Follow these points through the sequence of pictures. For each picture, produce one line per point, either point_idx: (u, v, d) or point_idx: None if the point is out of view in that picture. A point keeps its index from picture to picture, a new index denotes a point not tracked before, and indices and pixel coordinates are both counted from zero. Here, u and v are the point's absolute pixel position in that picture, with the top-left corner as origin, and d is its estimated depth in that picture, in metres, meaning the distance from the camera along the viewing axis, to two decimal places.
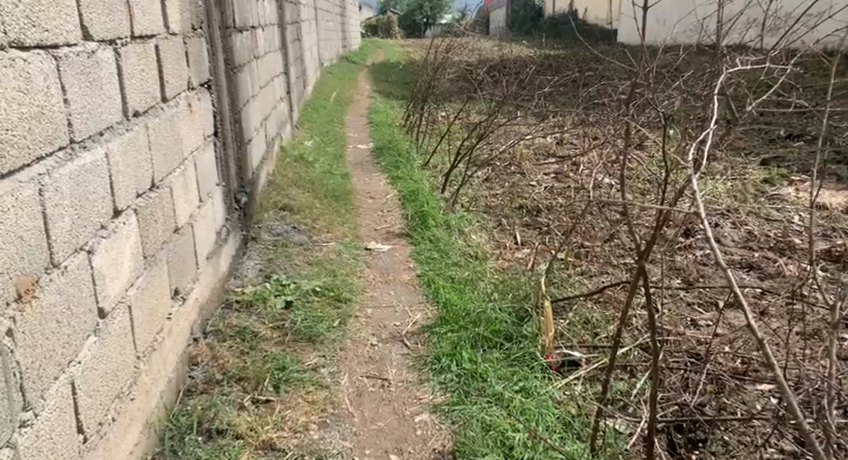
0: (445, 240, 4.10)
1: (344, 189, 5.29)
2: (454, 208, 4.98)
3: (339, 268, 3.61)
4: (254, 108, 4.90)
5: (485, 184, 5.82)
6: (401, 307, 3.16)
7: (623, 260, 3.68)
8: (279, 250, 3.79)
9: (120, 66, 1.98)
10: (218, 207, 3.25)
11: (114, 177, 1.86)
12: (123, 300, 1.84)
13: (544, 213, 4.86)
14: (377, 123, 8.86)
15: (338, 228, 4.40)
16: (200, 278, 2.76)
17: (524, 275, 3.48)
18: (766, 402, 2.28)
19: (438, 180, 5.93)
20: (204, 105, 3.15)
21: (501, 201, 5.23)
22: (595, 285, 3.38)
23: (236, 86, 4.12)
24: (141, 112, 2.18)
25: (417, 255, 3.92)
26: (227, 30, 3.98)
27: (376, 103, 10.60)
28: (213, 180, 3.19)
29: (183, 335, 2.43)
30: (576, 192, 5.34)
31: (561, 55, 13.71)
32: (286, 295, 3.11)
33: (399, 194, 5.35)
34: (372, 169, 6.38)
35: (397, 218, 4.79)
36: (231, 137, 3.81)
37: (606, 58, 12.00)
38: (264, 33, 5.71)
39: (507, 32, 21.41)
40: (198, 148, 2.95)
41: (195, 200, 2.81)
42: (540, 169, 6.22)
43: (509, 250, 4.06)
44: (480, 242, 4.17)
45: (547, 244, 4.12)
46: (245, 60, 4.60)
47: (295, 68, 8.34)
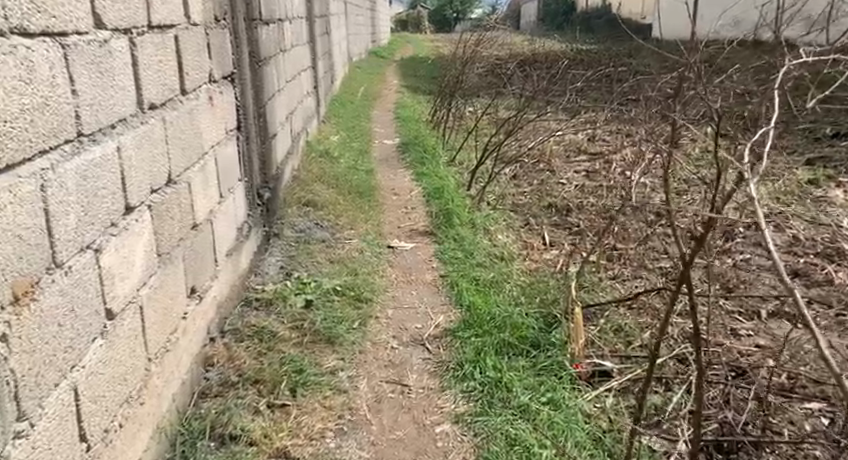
0: (471, 239, 4.01)
1: (368, 186, 5.20)
2: (481, 206, 4.88)
3: (361, 267, 3.54)
4: (280, 102, 4.83)
5: (513, 182, 5.71)
6: (424, 309, 3.08)
7: (656, 264, 3.56)
8: (302, 247, 3.72)
9: (135, 56, 1.92)
10: (240, 203, 3.18)
11: (127, 173, 1.79)
12: (134, 300, 1.77)
13: (574, 212, 4.75)
14: (404, 118, 8.77)
15: (362, 225, 4.32)
16: (219, 276, 2.69)
17: (552, 278, 3.38)
18: (816, 423, 2.15)
19: (465, 176, 5.84)
20: (227, 98, 3.09)
21: (530, 199, 5.12)
22: (626, 290, 3.27)
23: (261, 79, 4.04)
24: (158, 105, 2.12)
25: (442, 254, 3.83)
26: (253, 23, 3.92)
27: (404, 98, 10.51)
28: (234, 175, 3.11)
29: (200, 336, 2.36)
30: (607, 191, 5.22)
31: (595, 49, 13.50)
32: (306, 293, 3.04)
33: (425, 190, 5.26)
34: (398, 165, 6.30)
35: (422, 215, 4.71)
36: (254, 131, 3.73)
37: (640, 55, 11.81)
38: (291, 26, 5.64)
39: (539, 27, 21.21)
40: (220, 143, 2.88)
41: (215, 196, 2.74)
42: (570, 167, 6.10)
43: (537, 251, 3.95)
44: (507, 242, 4.07)
45: (577, 245, 4.01)
46: (271, 53, 4.54)
47: (323, 62, 8.29)
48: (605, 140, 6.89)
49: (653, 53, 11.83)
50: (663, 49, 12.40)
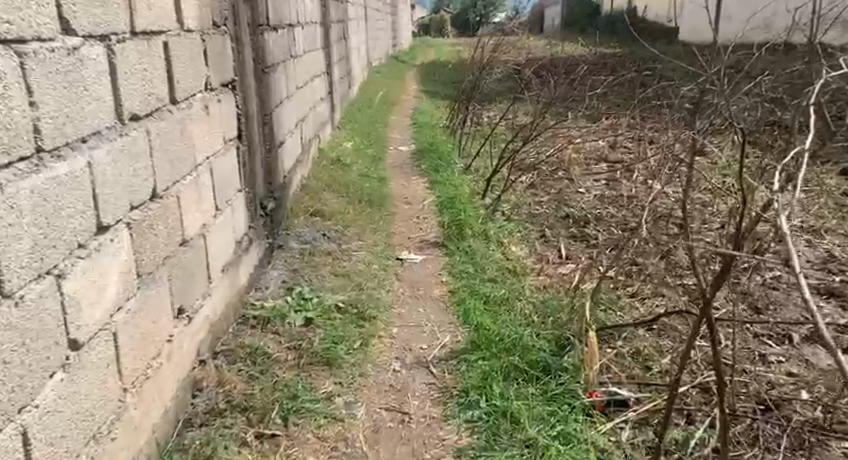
0: (484, 252, 3.85)
1: (379, 195, 5.07)
2: (496, 216, 4.72)
3: (366, 282, 3.40)
4: (289, 108, 4.71)
5: (530, 190, 5.56)
6: (431, 327, 2.94)
7: (677, 281, 3.38)
8: (306, 260, 3.59)
9: (114, 65, 1.79)
10: (239, 215, 3.06)
11: (100, 189, 1.66)
12: (108, 326, 1.64)
13: (592, 223, 4.57)
14: (421, 124, 8.64)
15: (371, 236, 4.19)
16: (213, 294, 2.56)
17: (567, 296, 3.22)
18: None
19: (480, 185, 5.68)
20: (226, 107, 2.97)
21: (546, 209, 4.96)
22: (645, 308, 3.10)
23: (267, 86, 3.93)
24: (141, 116, 1.99)
25: (451, 267, 3.69)
26: (259, 29, 3.80)
27: (422, 104, 10.37)
28: (234, 186, 2.99)
29: (188, 359, 2.23)
30: (628, 201, 5.05)
31: (618, 53, 13.29)
32: (307, 311, 2.91)
33: (438, 199, 5.12)
34: (412, 173, 6.16)
35: (434, 226, 4.57)
36: (259, 140, 3.61)
37: (663, 59, 11.59)
38: (303, 31, 5.52)
39: (561, 31, 21.01)
40: (216, 154, 2.76)
41: (209, 209, 2.61)
42: (589, 175, 5.93)
43: (552, 265, 3.79)
44: (521, 255, 3.91)
45: (594, 260, 3.84)
46: (279, 59, 4.42)
47: (339, 66, 8.18)
48: (626, 147, 6.71)
49: (677, 59, 11.61)
50: (688, 53, 12.18)
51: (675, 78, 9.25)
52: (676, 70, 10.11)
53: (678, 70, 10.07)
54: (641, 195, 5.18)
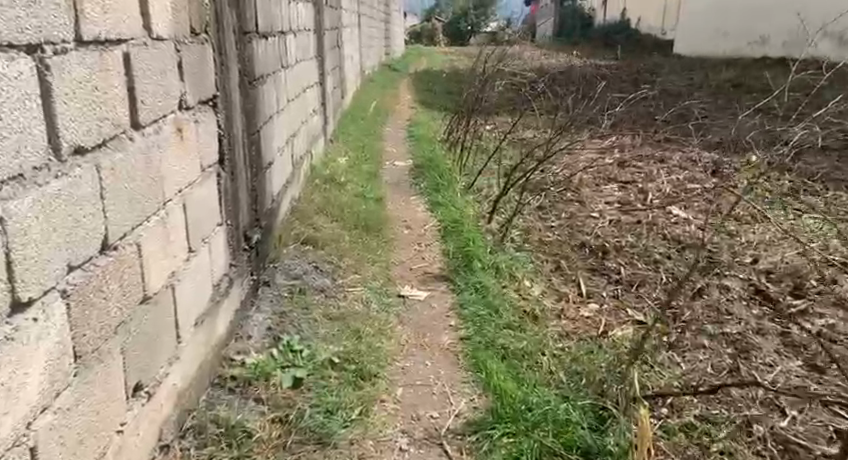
0: (495, 289, 3.42)
1: (377, 218, 4.66)
2: (505, 244, 4.30)
3: (365, 325, 2.99)
4: (279, 124, 4.28)
5: (539, 212, 5.15)
6: (442, 388, 2.53)
7: (719, 328, 2.99)
8: (296, 300, 3.18)
9: (48, 84, 1.37)
10: (219, 254, 2.64)
11: (18, 253, 1.24)
12: (21, 439, 1.24)
13: (611, 253, 4.16)
14: (418, 137, 8.23)
15: (368, 267, 3.78)
16: (183, 357, 2.15)
17: (597, 349, 2.79)
18: None
19: (485, 207, 5.28)
20: (205, 128, 2.55)
21: (559, 236, 4.55)
22: (687, 362, 2.69)
23: (254, 100, 3.50)
24: (88, 147, 1.55)
25: (460, 309, 3.27)
26: (246, 36, 3.38)
27: (417, 114, 9.96)
28: (212, 220, 2.57)
29: (148, 447, 1.82)
30: (647, 229, 4.64)
31: (619, 65, 12.95)
32: (296, 369, 2.51)
33: (441, 224, 4.72)
34: (410, 192, 5.76)
35: (436, 255, 4.16)
36: (244, 162, 3.19)
37: (663, 73, 11.26)
38: (296, 38, 5.09)
39: (556, 42, 20.69)
40: (192, 185, 2.34)
41: (182, 253, 2.20)
42: (601, 196, 5.52)
43: (573, 305, 3.38)
44: (537, 293, 3.50)
45: (619, 301, 3.42)
46: (269, 70, 4.00)
47: (332, 75, 7.74)
48: (637, 165, 6.31)
49: (677, 73, 11.29)
50: (686, 68, 11.86)
51: (679, 95, 8.90)
52: (677, 86, 9.77)
53: (678, 86, 9.75)
54: (660, 222, 4.78)
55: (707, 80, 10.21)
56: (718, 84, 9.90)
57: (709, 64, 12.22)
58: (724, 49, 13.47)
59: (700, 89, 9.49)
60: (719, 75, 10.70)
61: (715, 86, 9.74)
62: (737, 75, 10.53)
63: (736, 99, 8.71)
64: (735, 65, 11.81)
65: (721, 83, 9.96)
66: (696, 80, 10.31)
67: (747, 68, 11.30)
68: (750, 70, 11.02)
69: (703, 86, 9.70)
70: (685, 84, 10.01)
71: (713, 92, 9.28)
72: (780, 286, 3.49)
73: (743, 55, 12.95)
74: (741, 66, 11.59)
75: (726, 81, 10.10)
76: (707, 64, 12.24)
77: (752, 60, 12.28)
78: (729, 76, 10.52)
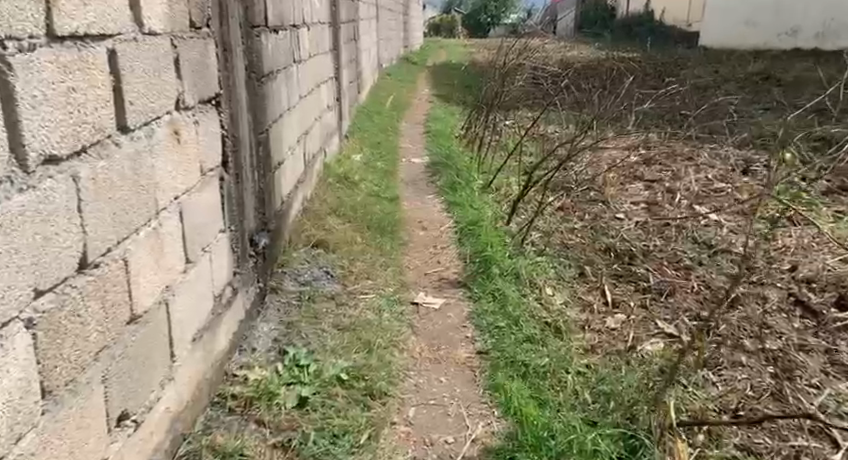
0: (514, 297, 3.25)
1: (392, 220, 4.49)
2: (525, 247, 4.13)
3: (377, 337, 2.83)
4: (290, 121, 4.12)
5: (560, 213, 4.96)
6: (457, 408, 2.38)
7: (757, 343, 2.84)
8: (305, 308, 3.01)
9: (6, 86, 1.22)
10: (222, 263, 2.48)
11: None
12: None
13: (638, 259, 3.97)
14: (436, 133, 8.05)
15: (381, 272, 3.62)
16: (177, 376, 1.99)
17: (625, 367, 2.65)
18: None
19: (505, 207, 5.10)
20: (206, 129, 2.39)
21: (582, 239, 4.37)
22: (724, 383, 2.55)
23: (262, 96, 3.33)
24: (63, 156, 1.39)
25: (477, 319, 3.11)
26: (255, 30, 3.22)
27: (436, 109, 9.78)
28: (214, 226, 2.41)
29: None
30: (676, 232, 4.44)
31: (644, 57, 12.68)
32: (301, 387, 2.36)
33: (459, 225, 4.55)
34: (427, 191, 5.59)
35: (452, 260, 3.99)
36: (250, 162, 3.02)
37: (689, 66, 10.98)
38: (310, 32, 4.93)
39: (578, 34, 20.40)
40: (190, 192, 2.17)
41: (178, 265, 2.04)
42: (625, 196, 5.32)
43: (598, 316, 3.22)
44: (559, 302, 3.33)
45: (650, 312, 3.28)
46: (280, 66, 3.83)
47: (348, 70, 7.58)
48: (662, 163, 6.10)
49: (703, 66, 11.02)
50: (713, 61, 11.58)
51: (705, 90, 8.66)
52: (703, 80, 9.51)
53: (703, 80, 9.49)
54: (689, 224, 4.58)
55: (734, 74, 9.94)
56: (746, 77, 9.64)
57: (735, 57, 11.92)
58: (752, 41, 13.16)
59: (727, 83, 9.23)
60: (747, 68, 10.42)
61: (742, 80, 9.47)
62: (765, 69, 10.24)
63: (765, 93, 8.45)
64: (763, 58, 11.51)
65: (748, 77, 9.69)
66: (722, 74, 10.04)
67: (776, 61, 11.00)
68: (779, 63, 10.72)
69: (730, 80, 9.44)
70: (710, 78, 9.75)
71: (741, 86, 9.01)
72: (823, 296, 3.31)
73: (771, 48, 12.62)
74: (770, 59, 11.29)
75: (754, 75, 9.83)
76: (734, 56, 11.94)
77: (781, 52, 11.96)
78: (757, 69, 10.24)
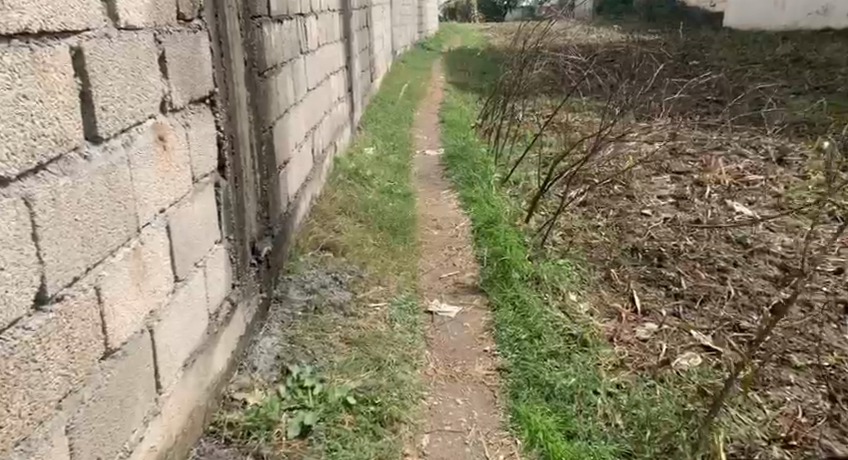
0: (537, 306, 3.04)
1: (405, 218, 4.29)
2: (546, 248, 3.92)
3: (389, 352, 2.63)
4: (297, 116, 3.91)
5: (583, 209, 4.74)
6: (476, 437, 2.22)
7: (802, 358, 2.71)
8: (311, 319, 2.82)
9: None
10: (220, 277, 2.29)
11: None
12: None
13: (668, 261, 3.76)
14: (452, 122, 7.82)
15: (394, 276, 3.42)
16: (167, 407, 1.80)
17: (656, 389, 2.49)
18: None
19: (525, 204, 4.88)
20: (198, 132, 2.18)
21: (605, 237, 4.15)
22: (771, 405, 2.43)
23: (265, 91, 3.12)
24: (12, 177, 1.21)
25: (497, 330, 2.91)
26: (256, 21, 3.00)
27: (451, 97, 9.54)
28: (209, 238, 2.20)
29: None
30: (706, 230, 4.21)
31: (666, 40, 12.35)
32: (306, 412, 2.18)
33: (476, 222, 4.34)
34: (441, 186, 5.38)
35: (470, 262, 3.78)
36: (252, 163, 2.81)
37: (713, 50, 10.67)
38: (318, 21, 4.70)
39: (596, 17, 20.02)
40: (178, 203, 1.96)
41: (168, 285, 1.83)
42: (651, 189, 5.09)
43: (626, 327, 3.02)
44: (584, 311, 3.13)
45: (684, 322, 3.09)
46: (285, 58, 3.62)
47: (360, 59, 7.35)
48: (689, 154, 5.85)
49: (728, 49, 10.70)
50: (738, 43, 11.25)
51: (732, 74, 8.35)
52: (729, 63, 9.19)
53: (729, 63, 9.17)
54: (721, 222, 4.34)
55: (761, 56, 9.62)
56: (773, 60, 9.32)
57: (763, 38, 11.57)
58: (778, 22, 12.81)
59: (754, 66, 8.91)
60: (775, 50, 10.08)
61: (769, 62, 9.16)
62: (795, 50, 9.90)
63: (795, 77, 8.13)
64: (792, 38, 11.15)
65: (777, 59, 9.36)
66: (748, 56, 9.73)
67: (806, 42, 10.65)
68: (809, 44, 10.38)
69: (756, 63, 9.14)
70: (736, 60, 9.43)
71: (769, 69, 8.70)
72: None
73: (801, 26, 12.24)
74: (800, 40, 10.93)
75: (782, 57, 9.50)
76: (759, 38, 11.60)
77: (809, 33, 11.60)
78: (785, 51, 9.90)
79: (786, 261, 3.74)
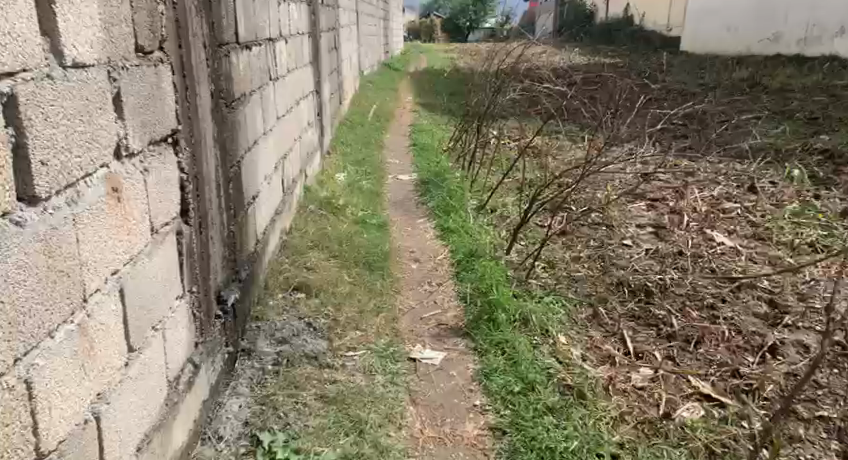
0: (528, 352, 2.83)
1: (380, 251, 4.07)
2: (530, 283, 3.71)
3: (371, 413, 2.41)
4: (266, 146, 3.67)
5: (564, 239, 4.55)
6: None
7: (811, 408, 2.54)
8: (282, 375, 2.58)
9: None
10: (181, 337, 2.05)
11: None
12: None
13: (656, 297, 3.50)
14: (422, 145, 7.63)
15: (371, 318, 3.19)
16: None
17: (665, 451, 2.32)
18: None
19: (503, 233, 4.69)
20: (158, 175, 1.95)
21: (590, 269, 3.96)
22: None
23: (233, 123, 2.89)
24: None
25: (486, 381, 2.69)
26: (223, 49, 2.78)
27: (420, 119, 9.36)
28: (168, 295, 1.96)
29: None
30: (692, 262, 4.03)
31: (627, 63, 12.38)
32: None
33: (453, 256, 4.13)
34: (415, 215, 5.18)
35: (451, 300, 3.56)
36: (218, 203, 2.58)
37: (674, 73, 10.71)
38: (287, 44, 4.47)
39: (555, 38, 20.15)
40: (134, 261, 1.72)
41: (120, 360, 1.60)
42: (631, 217, 4.93)
43: (622, 371, 2.82)
44: (577, 354, 2.92)
45: (681, 366, 2.86)
46: (253, 85, 3.39)
47: (329, 81, 7.12)
48: (665, 179, 5.72)
49: (689, 72, 10.74)
50: (697, 67, 11.31)
51: (694, 97, 8.32)
52: (691, 86, 9.19)
53: (692, 87, 9.17)
54: (704, 252, 4.18)
55: (722, 80, 9.65)
56: (734, 84, 9.35)
57: (719, 62, 11.64)
58: (731, 46, 12.99)
59: (715, 90, 8.92)
60: (732, 74, 10.13)
61: (730, 86, 9.19)
62: (751, 74, 9.95)
63: (754, 102, 8.13)
64: (745, 63, 11.23)
65: (734, 84, 9.38)
66: (709, 80, 9.76)
67: (760, 66, 10.72)
68: (763, 69, 10.46)
69: (718, 87, 9.15)
70: (698, 84, 9.44)
71: (730, 93, 8.71)
72: None
73: (754, 52, 12.37)
74: (754, 64, 11.01)
75: (740, 82, 9.53)
76: (718, 62, 11.69)
77: (763, 57, 11.74)
78: (742, 75, 9.95)
79: (776, 296, 3.48)
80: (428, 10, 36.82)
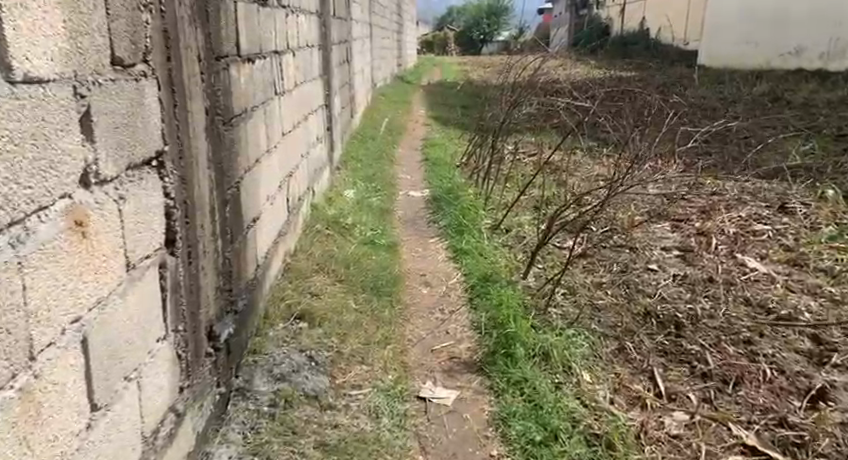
0: (548, 395, 2.60)
1: (389, 275, 3.84)
2: (549, 312, 3.46)
3: None
4: (270, 163, 3.44)
5: (585, 261, 4.29)
6: None
7: None
8: (279, 419, 2.36)
9: None
10: (163, 384, 1.83)
11: None
12: None
13: (687, 330, 3.23)
14: (435, 160, 7.40)
15: (378, 351, 2.95)
16: None
17: None
18: None
19: (519, 256, 4.44)
20: (138, 205, 1.73)
21: (614, 296, 3.70)
22: None
23: (231, 141, 2.66)
24: None
25: (504, 426, 2.46)
26: (221, 61, 2.56)
27: (432, 133, 9.13)
28: (148, 339, 1.75)
29: None
30: (724, 290, 3.77)
31: (643, 77, 12.12)
32: None
33: (466, 281, 3.89)
34: (427, 234, 4.94)
35: (465, 330, 3.31)
36: (212, 229, 2.35)
37: (693, 87, 10.45)
38: (295, 55, 4.25)
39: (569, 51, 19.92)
40: (102, 305, 1.50)
41: (82, 424, 1.40)
42: (655, 238, 4.67)
43: (652, 415, 2.58)
44: (603, 396, 2.67)
45: (717, 410, 2.61)
46: (256, 99, 3.17)
47: (341, 93, 6.90)
48: (689, 198, 5.46)
49: (709, 86, 10.47)
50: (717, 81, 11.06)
51: (716, 113, 8.05)
52: (712, 101, 8.93)
53: (713, 101, 8.90)
54: (736, 279, 3.91)
55: (743, 95, 9.39)
56: (755, 99, 9.09)
57: (738, 77, 11.36)
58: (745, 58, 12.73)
59: (737, 105, 8.65)
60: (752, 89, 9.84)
61: (751, 101, 8.92)
62: (771, 89, 9.67)
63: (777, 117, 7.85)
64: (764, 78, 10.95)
65: (755, 99, 9.10)
66: (730, 94, 9.50)
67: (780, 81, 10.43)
68: (784, 84, 10.17)
69: (739, 102, 8.88)
70: (718, 99, 9.18)
71: (752, 108, 8.45)
72: None
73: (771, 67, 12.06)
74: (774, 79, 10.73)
75: (761, 96, 9.25)
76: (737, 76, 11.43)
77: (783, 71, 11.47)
78: (763, 90, 9.67)
79: (819, 330, 3.20)
80: (443, 23, 36.73)
